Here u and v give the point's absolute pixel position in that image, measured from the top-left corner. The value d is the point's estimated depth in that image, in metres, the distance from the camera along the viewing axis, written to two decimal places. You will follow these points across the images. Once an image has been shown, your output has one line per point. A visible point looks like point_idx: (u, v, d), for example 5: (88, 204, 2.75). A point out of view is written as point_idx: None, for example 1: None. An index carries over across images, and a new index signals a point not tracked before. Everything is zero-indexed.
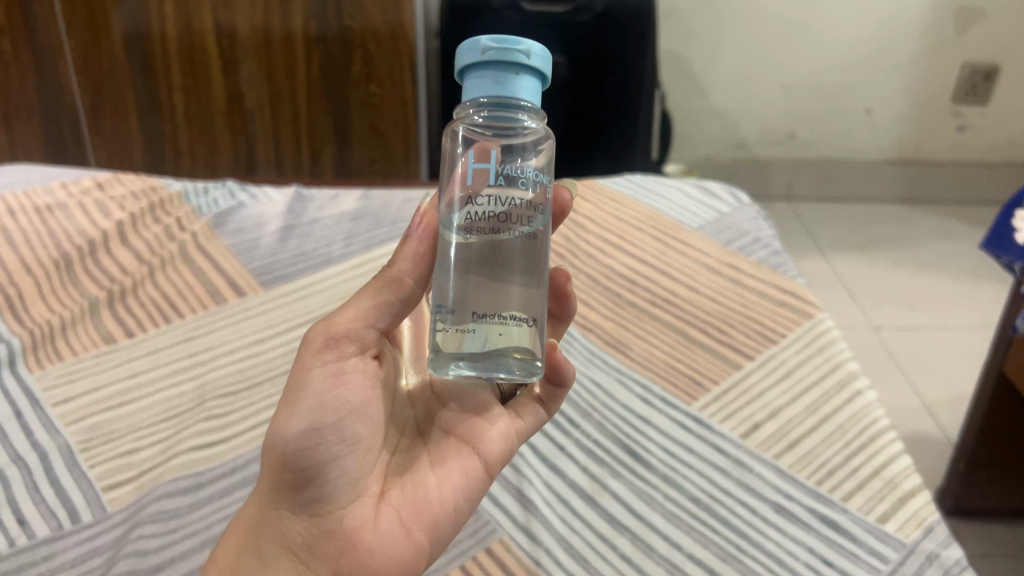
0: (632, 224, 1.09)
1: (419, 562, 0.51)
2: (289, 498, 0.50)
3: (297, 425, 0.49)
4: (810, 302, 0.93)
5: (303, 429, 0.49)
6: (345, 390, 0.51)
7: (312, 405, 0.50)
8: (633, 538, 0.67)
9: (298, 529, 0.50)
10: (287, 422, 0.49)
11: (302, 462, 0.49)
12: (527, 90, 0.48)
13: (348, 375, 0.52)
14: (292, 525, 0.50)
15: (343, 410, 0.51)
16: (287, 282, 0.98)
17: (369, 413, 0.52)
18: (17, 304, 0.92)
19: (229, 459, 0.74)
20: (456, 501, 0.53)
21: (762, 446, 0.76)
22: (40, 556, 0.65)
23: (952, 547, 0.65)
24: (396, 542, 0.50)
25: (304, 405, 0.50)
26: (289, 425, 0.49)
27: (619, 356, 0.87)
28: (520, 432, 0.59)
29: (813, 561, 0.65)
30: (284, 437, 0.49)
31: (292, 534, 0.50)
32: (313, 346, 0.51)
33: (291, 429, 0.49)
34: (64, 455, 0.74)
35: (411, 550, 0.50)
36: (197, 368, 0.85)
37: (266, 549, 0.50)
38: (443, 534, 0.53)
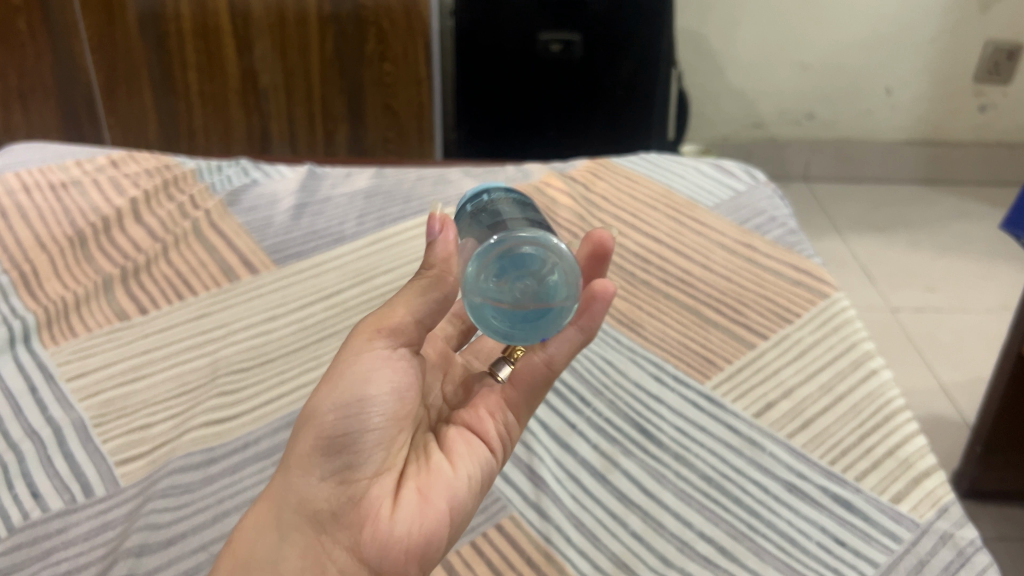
0: (647, 203, 1.08)
1: (441, 530, 0.52)
2: (319, 464, 0.51)
3: (339, 397, 0.53)
4: (826, 282, 0.92)
5: (344, 402, 0.53)
6: (387, 374, 0.55)
7: (356, 379, 0.53)
8: (644, 516, 0.67)
9: (324, 495, 0.51)
10: (330, 394, 0.53)
11: (338, 431, 0.52)
12: None
13: (390, 361, 0.55)
14: (318, 492, 0.51)
15: (383, 391, 0.54)
16: (300, 260, 0.98)
17: (404, 395, 0.55)
18: (31, 280, 0.92)
19: (242, 435, 0.74)
20: (471, 477, 0.56)
21: (776, 425, 0.75)
22: (53, 529, 0.65)
23: (966, 527, 0.65)
24: (417, 509, 0.52)
25: (348, 379, 0.54)
26: (332, 398, 0.53)
27: (631, 335, 0.86)
28: (510, 431, 0.61)
29: (824, 540, 0.64)
30: (325, 405, 0.52)
31: (316, 502, 0.50)
32: (365, 334, 0.56)
33: (334, 399, 0.52)
34: (78, 429, 0.75)
35: (433, 517, 0.52)
36: (211, 344, 0.85)
37: (286, 520, 0.50)
38: (461, 505, 0.54)
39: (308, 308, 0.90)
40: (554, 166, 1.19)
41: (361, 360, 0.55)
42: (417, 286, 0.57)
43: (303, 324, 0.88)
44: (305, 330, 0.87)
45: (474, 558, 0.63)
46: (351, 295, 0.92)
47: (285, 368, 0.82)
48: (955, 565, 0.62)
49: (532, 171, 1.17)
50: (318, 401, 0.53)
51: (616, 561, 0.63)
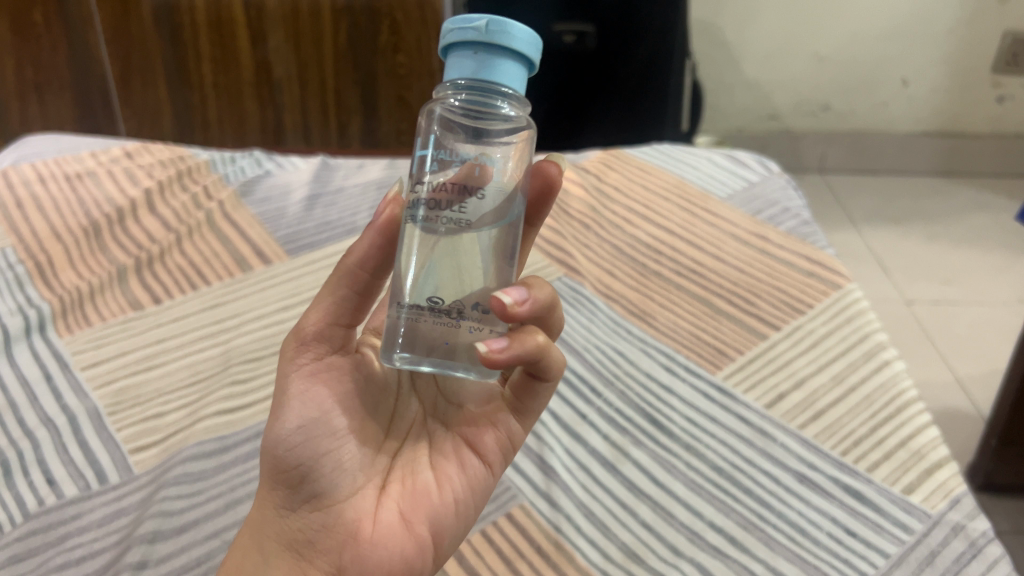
0: (659, 194, 1.08)
1: (423, 553, 0.50)
2: (287, 496, 0.50)
3: (286, 426, 0.50)
4: (840, 273, 0.92)
5: (292, 427, 0.50)
6: (326, 387, 0.52)
7: (295, 404, 0.51)
8: (654, 506, 0.67)
9: (298, 524, 0.49)
10: (274, 424, 0.51)
11: (295, 459, 0.50)
12: (509, 77, 0.45)
13: (324, 374, 0.52)
14: (291, 522, 0.50)
15: (327, 405, 0.51)
16: (312, 251, 0.98)
17: (354, 403, 0.53)
18: (46, 270, 0.93)
19: (253, 424, 0.75)
20: (458, 496, 0.52)
21: (787, 416, 0.75)
22: (68, 516, 0.66)
23: (979, 519, 0.64)
24: (393, 533, 0.49)
25: (289, 403, 0.51)
26: (280, 426, 0.50)
27: (642, 325, 0.86)
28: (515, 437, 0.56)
29: (835, 531, 0.64)
30: (274, 436, 0.50)
31: (292, 531, 0.49)
32: (288, 352, 0.53)
33: (280, 431, 0.50)
34: (92, 417, 0.75)
35: (409, 541, 0.49)
36: (222, 336, 0.85)
37: (268, 549, 0.49)
38: (444, 524, 0.51)
39: None
40: (566, 156, 1.19)
41: (295, 380, 0.52)
42: (330, 283, 0.53)
43: None
44: None
45: (485, 547, 0.63)
46: None
47: None
48: (967, 556, 0.62)
49: None
50: (267, 434, 0.51)
51: (626, 551, 0.63)
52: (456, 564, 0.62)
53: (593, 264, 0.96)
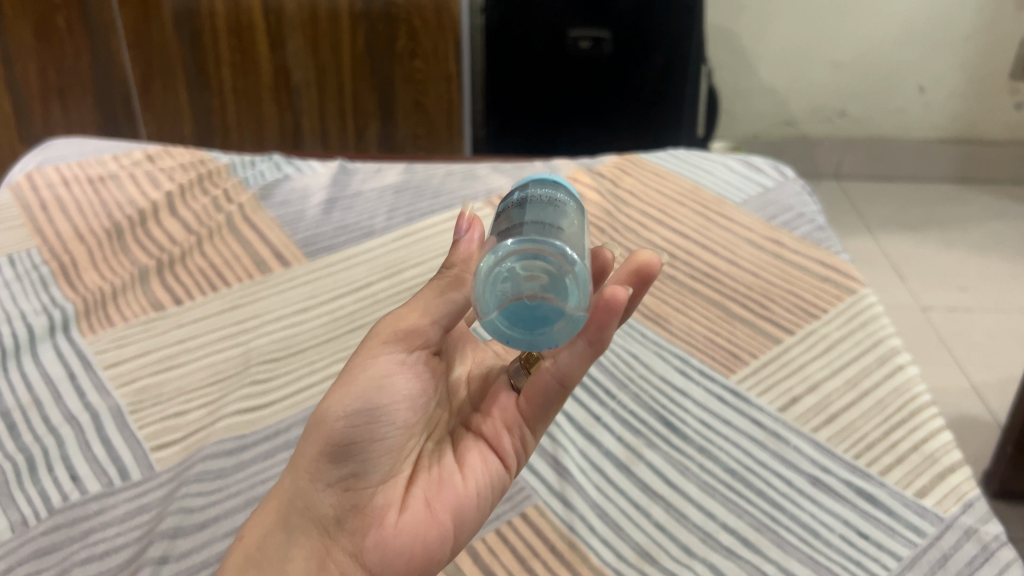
0: (675, 199, 1.09)
1: (443, 545, 0.51)
2: (326, 472, 0.51)
3: (349, 402, 0.51)
4: (854, 279, 0.92)
5: (354, 408, 0.51)
6: (398, 378, 0.53)
7: (367, 386, 0.52)
8: (667, 507, 0.68)
9: (329, 501, 0.50)
10: (339, 398, 0.51)
11: (346, 439, 0.51)
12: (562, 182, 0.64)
13: (402, 367, 0.54)
14: (325, 497, 0.50)
15: (392, 397, 0.53)
16: (330, 253, 1.00)
17: (416, 401, 0.54)
18: (70, 270, 0.95)
19: (272, 423, 0.76)
20: (480, 496, 0.53)
21: (801, 419, 0.75)
22: (91, 511, 0.67)
23: (991, 522, 0.65)
24: (416, 522, 0.50)
25: (357, 386, 0.52)
26: (341, 406, 0.51)
27: (657, 328, 0.87)
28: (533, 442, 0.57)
29: (848, 534, 0.65)
30: (332, 414, 0.51)
31: (322, 507, 0.50)
32: (379, 337, 0.54)
33: (344, 402, 0.51)
34: (115, 415, 0.77)
35: (434, 532, 0.51)
36: (243, 335, 0.87)
37: (294, 520, 0.50)
38: (467, 518, 0.52)
39: (338, 301, 0.92)
40: (581, 161, 1.20)
41: (374, 362, 0.53)
42: (436, 287, 0.55)
43: (334, 316, 0.89)
44: (335, 323, 0.88)
45: (499, 546, 0.64)
46: (381, 288, 0.93)
47: (315, 359, 0.83)
48: (978, 560, 0.62)
49: (560, 166, 1.18)
50: (325, 405, 0.52)
51: (639, 551, 0.64)
52: (470, 563, 0.63)
53: None
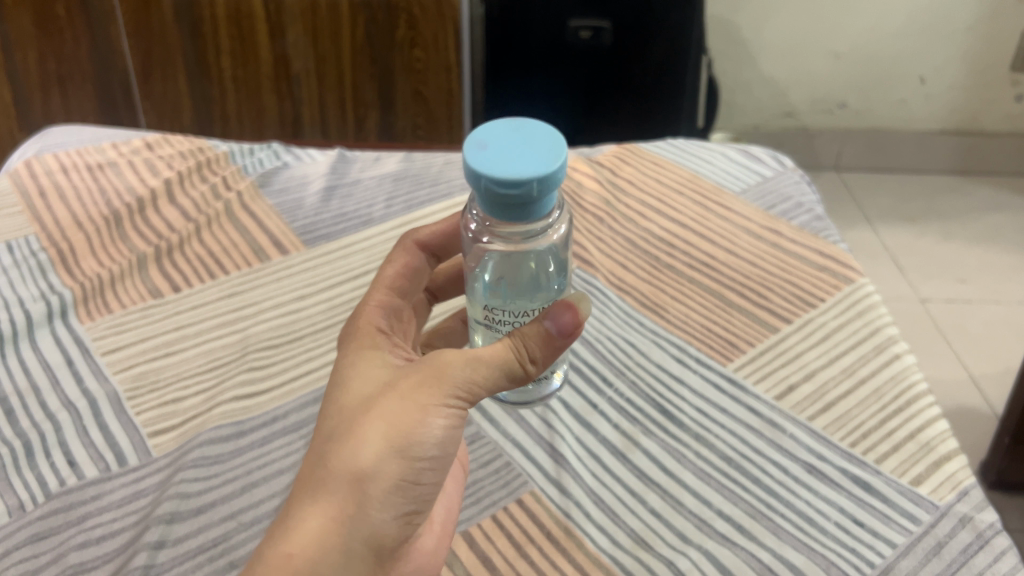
0: (674, 188, 1.08)
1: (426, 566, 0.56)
2: (395, 504, 0.50)
3: (424, 444, 0.50)
4: (853, 268, 0.92)
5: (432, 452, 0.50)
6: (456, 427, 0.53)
7: (445, 434, 0.51)
8: (663, 494, 0.68)
9: (388, 531, 0.50)
10: (421, 438, 0.50)
11: (414, 479, 0.50)
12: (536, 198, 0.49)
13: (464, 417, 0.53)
14: (387, 527, 0.49)
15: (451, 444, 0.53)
16: (329, 241, 1.00)
17: None
18: (68, 257, 0.95)
19: (270, 409, 0.76)
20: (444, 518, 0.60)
21: (797, 407, 0.75)
22: (89, 496, 0.67)
23: (986, 510, 0.65)
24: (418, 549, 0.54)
25: (435, 432, 0.50)
26: (420, 445, 0.50)
27: (655, 317, 0.87)
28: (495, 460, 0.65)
29: (843, 521, 0.65)
30: (415, 449, 0.50)
31: (382, 536, 0.49)
32: (460, 384, 0.51)
33: (424, 445, 0.50)
34: (112, 401, 0.77)
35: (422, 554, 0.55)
36: (241, 322, 0.87)
37: (356, 544, 0.48)
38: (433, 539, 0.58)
39: (336, 289, 0.92)
40: (581, 150, 1.20)
41: (446, 410, 0.51)
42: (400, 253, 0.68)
43: (333, 304, 0.89)
44: (334, 311, 0.88)
45: (495, 532, 0.66)
46: None
47: (314, 345, 0.84)
48: (974, 547, 0.62)
49: None
50: (407, 437, 0.49)
51: (634, 538, 0.65)
52: (467, 548, 0.64)
53: (605, 255, 0.97)
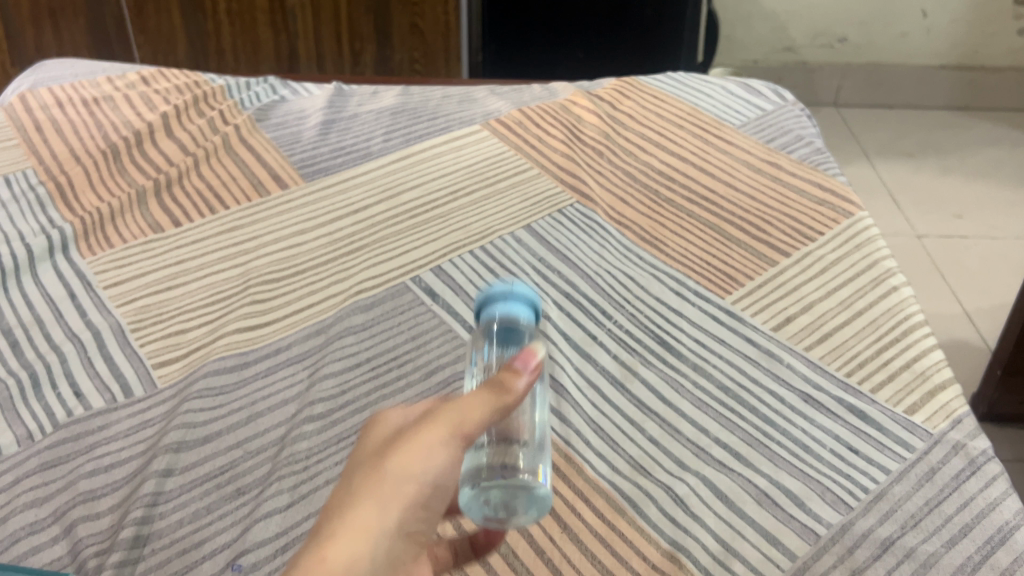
0: (673, 121, 1.08)
1: None
2: (407, 528, 0.44)
3: (439, 469, 0.45)
4: (852, 201, 0.92)
5: (440, 480, 0.45)
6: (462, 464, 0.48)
7: (451, 469, 0.46)
8: (661, 423, 0.70)
9: (399, 558, 0.44)
10: (428, 466, 0.45)
11: (423, 509, 0.45)
12: (510, 310, 0.60)
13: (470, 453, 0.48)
14: (398, 554, 0.44)
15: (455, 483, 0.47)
16: (327, 175, 0.99)
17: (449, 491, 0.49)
18: (67, 191, 0.95)
19: (273, 342, 0.78)
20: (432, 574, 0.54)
21: (795, 338, 0.76)
22: (96, 426, 0.69)
23: (979, 438, 0.66)
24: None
25: (444, 463, 0.45)
26: (432, 471, 0.45)
27: (654, 250, 0.88)
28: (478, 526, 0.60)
29: (837, 448, 0.66)
30: (425, 477, 0.45)
31: (395, 561, 0.43)
32: (463, 419, 0.46)
33: (434, 472, 0.45)
34: (116, 333, 0.77)
35: None
36: (242, 256, 0.87)
37: (377, 563, 0.42)
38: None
39: (337, 223, 0.92)
40: (580, 84, 1.19)
41: (455, 445, 0.46)
42: None
43: (333, 238, 0.90)
44: (334, 246, 0.89)
45: None
46: (379, 211, 0.93)
47: (315, 280, 0.84)
48: (965, 473, 0.63)
49: (558, 90, 1.17)
50: (420, 464, 0.45)
51: (633, 464, 0.66)
52: None
53: (605, 188, 0.97)
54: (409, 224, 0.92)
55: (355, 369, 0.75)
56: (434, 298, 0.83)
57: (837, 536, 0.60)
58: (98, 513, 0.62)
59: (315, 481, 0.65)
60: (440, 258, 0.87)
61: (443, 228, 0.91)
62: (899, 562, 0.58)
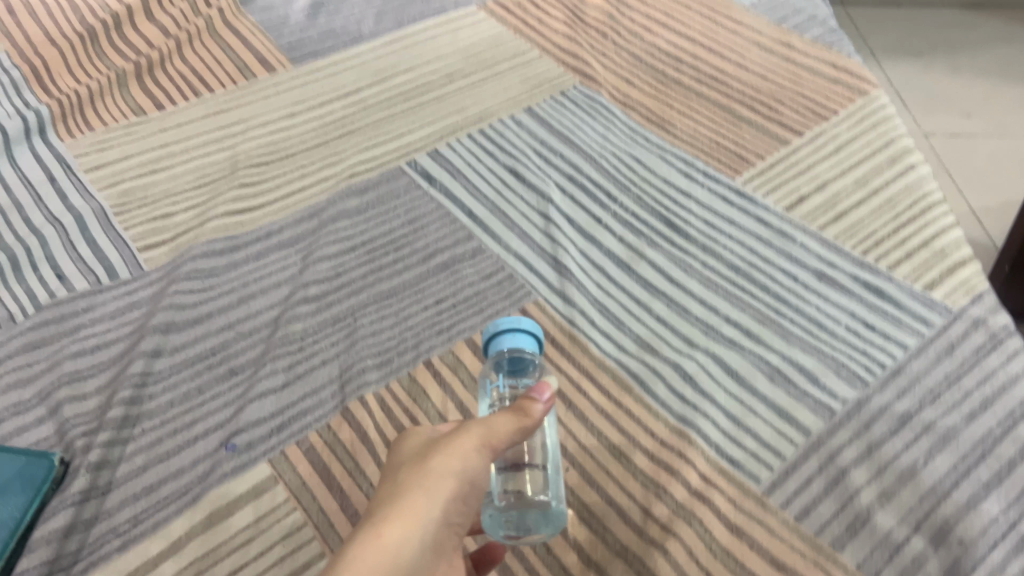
0: (680, 2, 1.03)
1: None
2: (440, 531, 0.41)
3: (474, 475, 0.43)
4: (868, 81, 0.88)
5: (472, 484, 0.43)
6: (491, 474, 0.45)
7: (481, 479, 0.44)
8: (670, 302, 0.67)
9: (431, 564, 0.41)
10: (461, 469, 0.43)
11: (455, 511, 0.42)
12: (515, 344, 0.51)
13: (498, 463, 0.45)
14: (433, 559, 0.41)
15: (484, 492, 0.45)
16: (316, 58, 0.94)
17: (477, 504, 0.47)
18: (43, 75, 0.90)
19: (264, 225, 0.74)
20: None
21: (808, 217, 0.73)
22: (80, 309, 0.66)
23: (1000, 314, 0.64)
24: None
25: (474, 469, 0.43)
26: (467, 474, 0.43)
27: (660, 132, 0.84)
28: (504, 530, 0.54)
29: (853, 325, 0.64)
30: (456, 480, 0.42)
31: (428, 564, 0.41)
32: (493, 432, 0.44)
33: (466, 474, 0.43)
34: (99, 216, 0.74)
35: None
36: (229, 140, 0.83)
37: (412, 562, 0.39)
38: None
39: (328, 106, 0.88)
40: None
41: (487, 453, 0.44)
42: None
43: (324, 122, 0.86)
44: (325, 129, 0.85)
45: None
46: (372, 94, 0.89)
47: (306, 164, 0.80)
48: (986, 348, 0.61)
49: None
50: (458, 461, 0.43)
51: (640, 344, 0.64)
52: (471, 354, 0.63)
53: (609, 70, 0.93)
54: (405, 108, 0.87)
55: (349, 252, 0.72)
56: (431, 181, 0.79)
57: (854, 411, 0.58)
58: (84, 394, 0.60)
59: (310, 361, 0.63)
60: (438, 142, 0.84)
61: (439, 110, 0.87)
62: (918, 436, 0.56)
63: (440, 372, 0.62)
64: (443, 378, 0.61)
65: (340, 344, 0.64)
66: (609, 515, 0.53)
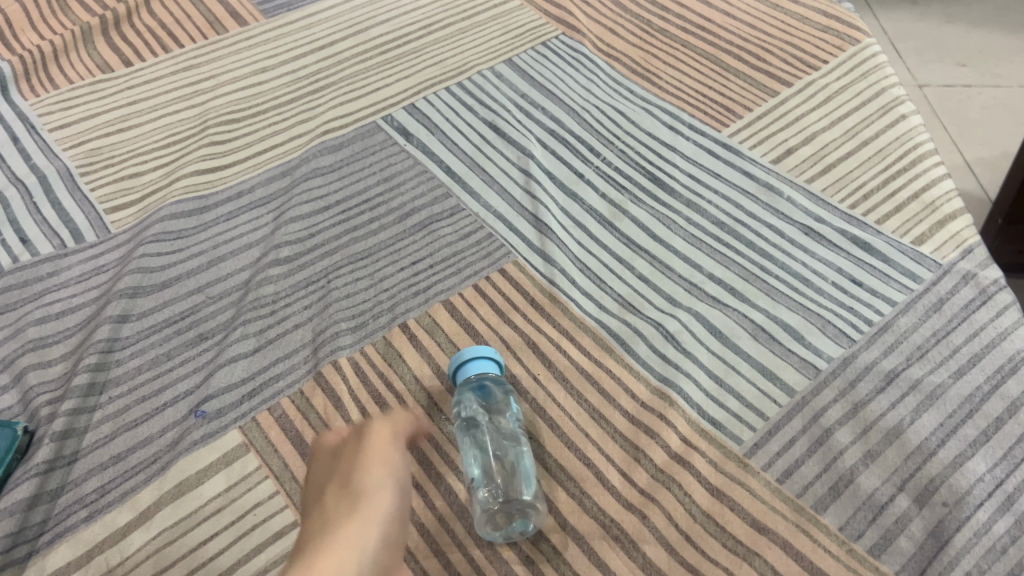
0: None
1: None
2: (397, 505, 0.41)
3: (399, 464, 0.44)
4: (858, 28, 0.85)
5: (402, 469, 0.44)
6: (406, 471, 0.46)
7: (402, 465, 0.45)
8: (652, 260, 0.65)
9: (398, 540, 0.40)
10: (388, 459, 0.43)
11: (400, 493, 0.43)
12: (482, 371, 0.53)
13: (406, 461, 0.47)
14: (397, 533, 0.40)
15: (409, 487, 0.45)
16: (289, 10, 0.91)
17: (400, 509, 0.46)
18: (5, 31, 0.87)
19: (235, 185, 0.72)
20: None
21: (795, 171, 0.71)
22: (44, 273, 0.64)
23: (991, 268, 0.62)
24: None
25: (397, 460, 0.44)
26: (394, 458, 0.44)
27: (645, 84, 0.81)
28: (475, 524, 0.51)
29: (840, 280, 0.62)
30: (388, 470, 0.43)
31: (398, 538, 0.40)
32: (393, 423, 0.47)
33: (396, 463, 0.44)
34: (64, 177, 0.72)
35: None
36: (198, 96, 0.80)
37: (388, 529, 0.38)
38: None
39: (301, 60, 0.85)
40: None
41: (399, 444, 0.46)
42: None
43: (296, 76, 0.83)
44: (298, 84, 0.82)
45: (477, 301, 0.62)
46: (347, 47, 0.86)
47: (278, 120, 0.78)
48: (976, 303, 0.59)
49: None
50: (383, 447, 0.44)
51: (621, 303, 0.62)
52: (448, 316, 0.62)
53: (592, 20, 0.90)
54: (380, 60, 0.85)
55: (323, 212, 0.70)
56: (407, 138, 0.77)
57: (839, 370, 0.56)
58: (48, 361, 0.58)
59: (283, 325, 0.61)
60: (415, 95, 0.81)
61: (416, 62, 0.84)
62: (906, 394, 0.54)
63: (416, 336, 0.60)
64: (419, 342, 0.60)
65: (313, 306, 0.62)
66: (588, 477, 0.52)
